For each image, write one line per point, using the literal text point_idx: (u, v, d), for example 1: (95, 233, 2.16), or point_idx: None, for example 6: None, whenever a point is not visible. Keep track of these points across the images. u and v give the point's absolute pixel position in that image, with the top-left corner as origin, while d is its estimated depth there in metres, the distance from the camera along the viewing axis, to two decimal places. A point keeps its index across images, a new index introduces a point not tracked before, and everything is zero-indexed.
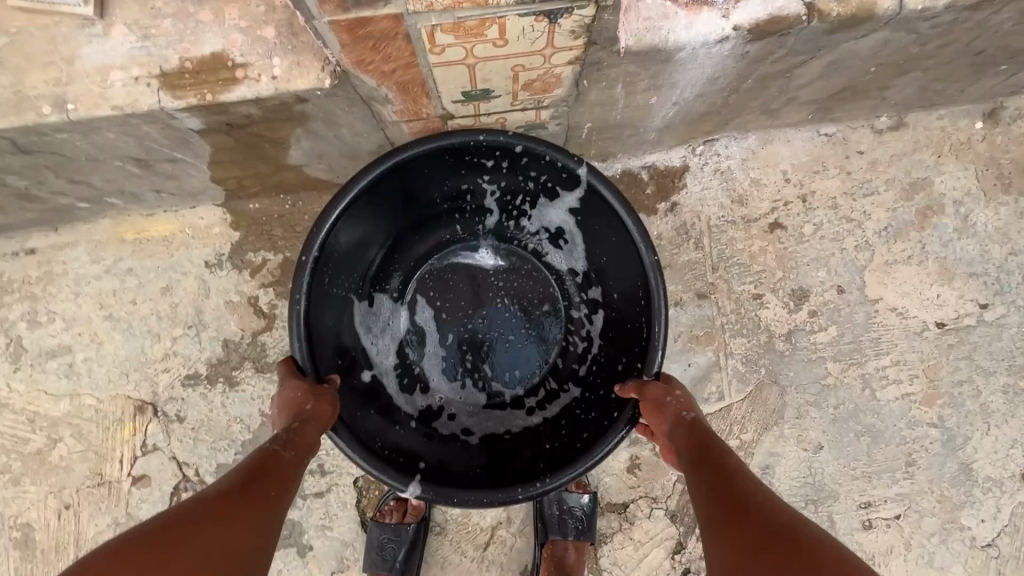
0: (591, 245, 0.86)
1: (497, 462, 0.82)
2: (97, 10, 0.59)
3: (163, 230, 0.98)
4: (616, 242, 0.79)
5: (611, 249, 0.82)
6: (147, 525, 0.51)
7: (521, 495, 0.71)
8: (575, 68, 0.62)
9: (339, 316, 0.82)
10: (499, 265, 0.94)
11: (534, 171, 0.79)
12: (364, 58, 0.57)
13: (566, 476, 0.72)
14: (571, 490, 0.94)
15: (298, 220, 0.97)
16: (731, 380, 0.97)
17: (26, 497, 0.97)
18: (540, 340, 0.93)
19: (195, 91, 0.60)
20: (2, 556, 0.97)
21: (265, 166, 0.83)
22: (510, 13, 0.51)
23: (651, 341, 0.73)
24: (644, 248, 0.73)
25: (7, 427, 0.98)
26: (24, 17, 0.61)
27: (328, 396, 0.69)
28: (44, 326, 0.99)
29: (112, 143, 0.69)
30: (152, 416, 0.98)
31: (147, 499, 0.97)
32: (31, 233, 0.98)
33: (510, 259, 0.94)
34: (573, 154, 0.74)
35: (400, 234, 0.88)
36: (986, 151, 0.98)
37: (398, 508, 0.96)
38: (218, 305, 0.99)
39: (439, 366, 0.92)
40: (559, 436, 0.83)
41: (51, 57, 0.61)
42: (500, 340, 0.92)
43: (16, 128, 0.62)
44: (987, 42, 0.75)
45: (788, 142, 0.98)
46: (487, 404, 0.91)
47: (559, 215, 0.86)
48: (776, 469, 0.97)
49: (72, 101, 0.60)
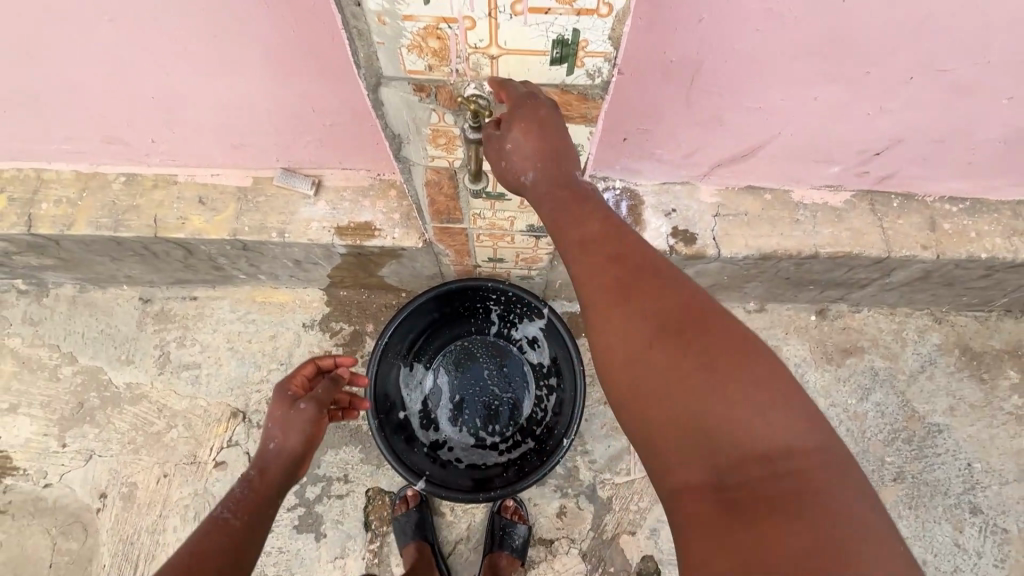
0: (551, 350, 1.37)
1: (474, 481, 1.30)
2: (316, 192, 1.18)
3: (281, 298, 1.51)
4: (564, 352, 1.31)
5: (561, 356, 1.33)
6: (179, 552, 0.84)
7: (482, 498, 1.18)
8: (549, 255, 1.19)
9: (391, 373, 1.33)
10: (496, 354, 1.44)
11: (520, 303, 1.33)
12: (443, 239, 1.14)
13: (510, 491, 1.19)
14: (514, 519, 1.35)
15: (370, 306, 1.51)
16: (636, 461, 1.41)
17: (139, 463, 1.39)
18: (515, 406, 1.41)
19: (352, 236, 1.18)
20: (110, 504, 1.36)
21: (363, 273, 1.38)
22: (517, 233, 1.08)
23: (572, 417, 1.23)
24: (575, 361, 1.26)
25: (142, 411, 1.43)
26: (276, 189, 1.19)
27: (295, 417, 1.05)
28: (187, 347, 1.48)
29: (292, 252, 1.25)
30: (240, 420, 1.42)
31: (221, 479, 1.38)
32: (197, 287, 1.52)
33: (503, 351, 1.44)
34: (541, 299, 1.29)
35: (436, 326, 1.40)
36: (818, 334, 1.50)
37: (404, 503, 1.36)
38: (304, 352, 1.48)
39: (447, 414, 1.41)
40: (515, 472, 1.30)
41: (283, 209, 1.18)
42: (489, 403, 1.41)
43: (255, 240, 1.18)
44: (787, 274, 1.29)
45: None
46: (475, 444, 1.39)
47: (534, 329, 1.38)
48: (661, 531, 1.37)
49: (289, 233, 1.17)
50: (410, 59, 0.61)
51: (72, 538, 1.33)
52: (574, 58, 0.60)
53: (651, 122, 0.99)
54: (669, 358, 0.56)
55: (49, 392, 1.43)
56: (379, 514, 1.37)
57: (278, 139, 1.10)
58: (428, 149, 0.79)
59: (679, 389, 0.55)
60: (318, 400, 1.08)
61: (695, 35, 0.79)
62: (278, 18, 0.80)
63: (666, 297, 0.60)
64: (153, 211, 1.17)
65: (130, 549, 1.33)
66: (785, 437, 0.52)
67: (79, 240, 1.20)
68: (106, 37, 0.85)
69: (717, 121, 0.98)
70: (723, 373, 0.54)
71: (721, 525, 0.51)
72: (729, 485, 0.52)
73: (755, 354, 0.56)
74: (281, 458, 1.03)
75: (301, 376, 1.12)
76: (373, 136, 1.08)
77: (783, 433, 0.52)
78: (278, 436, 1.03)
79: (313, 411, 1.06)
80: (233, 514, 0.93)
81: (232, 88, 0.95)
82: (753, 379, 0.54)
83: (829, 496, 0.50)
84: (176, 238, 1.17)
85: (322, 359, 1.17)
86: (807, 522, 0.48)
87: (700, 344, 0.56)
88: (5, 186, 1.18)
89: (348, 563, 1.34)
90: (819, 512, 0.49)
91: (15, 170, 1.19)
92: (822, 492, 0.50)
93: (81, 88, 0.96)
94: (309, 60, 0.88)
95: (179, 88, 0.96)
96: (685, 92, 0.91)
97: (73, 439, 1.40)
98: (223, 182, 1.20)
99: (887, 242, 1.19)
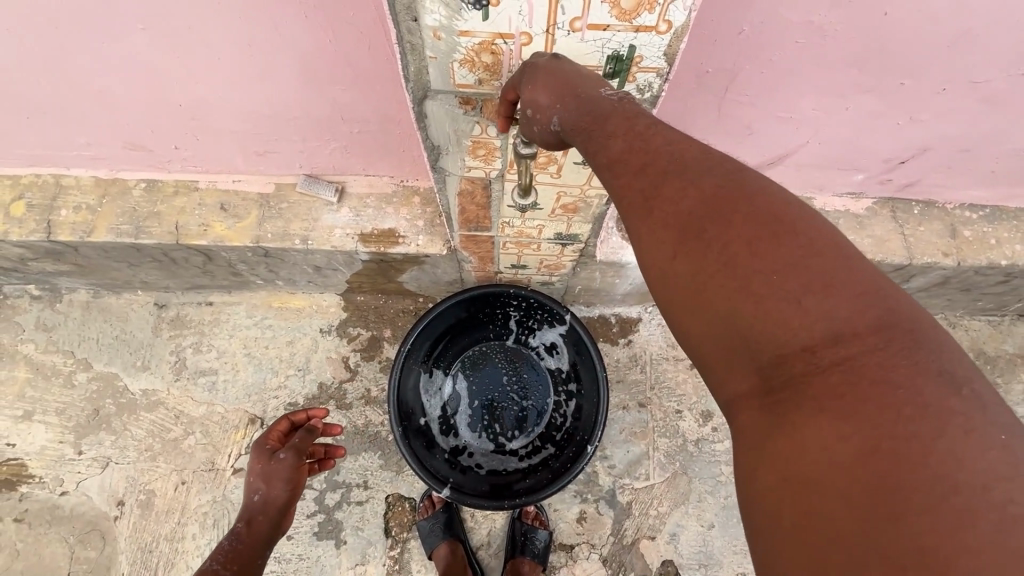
0: (571, 356, 1.37)
1: (495, 487, 1.29)
2: (339, 198, 1.18)
3: (298, 303, 1.50)
4: (586, 358, 1.30)
5: (582, 362, 1.33)
6: None
7: (506, 505, 1.18)
8: (573, 262, 1.19)
9: (411, 379, 1.33)
10: (514, 360, 1.43)
11: (540, 309, 1.33)
12: (468, 246, 1.14)
13: (534, 498, 1.19)
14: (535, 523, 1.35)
15: (387, 311, 1.51)
16: (655, 466, 1.41)
17: (157, 470, 1.38)
18: (534, 411, 1.40)
19: (376, 243, 1.17)
20: (127, 511, 1.35)
21: (383, 279, 1.38)
22: (544, 241, 1.08)
23: (596, 423, 1.23)
24: (598, 367, 1.26)
25: (159, 417, 1.42)
26: (299, 195, 1.19)
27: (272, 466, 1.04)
28: (203, 353, 1.47)
29: (314, 258, 1.24)
30: (258, 427, 1.42)
31: (239, 485, 1.37)
32: (213, 292, 1.51)
33: (521, 356, 1.43)
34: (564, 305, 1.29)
35: (455, 332, 1.39)
36: None
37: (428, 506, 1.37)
38: (321, 358, 1.47)
39: (466, 420, 1.40)
40: (537, 477, 1.29)
41: (306, 215, 1.18)
42: (507, 408, 1.41)
43: (277, 247, 1.17)
44: None
45: None
46: (494, 450, 1.38)
47: (553, 335, 1.38)
48: (681, 536, 1.37)
49: (312, 239, 1.17)
50: (461, 72, 0.61)
51: (90, 546, 1.32)
52: (627, 73, 0.61)
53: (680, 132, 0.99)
54: (692, 254, 0.48)
55: (64, 399, 1.42)
56: (399, 521, 1.37)
57: (303, 146, 1.09)
58: (466, 160, 0.79)
59: (710, 287, 0.46)
60: (298, 448, 1.07)
61: (733, 47, 0.79)
62: (315, 27, 0.79)
63: (685, 179, 0.49)
64: (174, 218, 1.16)
65: (149, 557, 1.32)
66: (843, 317, 0.42)
67: (99, 247, 1.19)
68: (138, 45, 0.84)
69: (747, 131, 0.98)
70: (760, 254, 0.45)
71: (768, 433, 0.44)
72: (776, 388, 0.44)
73: (807, 219, 0.46)
74: (268, 510, 1.03)
75: (278, 431, 1.13)
76: (399, 144, 1.07)
77: (846, 316, 0.42)
78: (261, 489, 1.04)
79: (293, 459, 1.06)
80: (223, 563, 0.95)
81: (262, 96, 0.95)
82: (803, 251, 0.44)
83: (905, 376, 0.40)
84: (198, 245, 1.16)
85: (296, 413, 1.18)
86: (865, 414, 0.39)
87: (733, 223, 0.46)
88: (24, 192, 1.17)
89: (369, 570, 1.33)
90: (853, 387, 0.40)
91: (34, 175, 1.18)
92: (889, 370, 0.40)
93: (107, 96, 0.95)
94: (342, 69, 0.88)
95: (208, 96, 0.95)
96: (718, 102, 0.91)
97: (89, 446, 1.39)
98: (245, 188, 1.19)
99: (909, 249, 1.20)
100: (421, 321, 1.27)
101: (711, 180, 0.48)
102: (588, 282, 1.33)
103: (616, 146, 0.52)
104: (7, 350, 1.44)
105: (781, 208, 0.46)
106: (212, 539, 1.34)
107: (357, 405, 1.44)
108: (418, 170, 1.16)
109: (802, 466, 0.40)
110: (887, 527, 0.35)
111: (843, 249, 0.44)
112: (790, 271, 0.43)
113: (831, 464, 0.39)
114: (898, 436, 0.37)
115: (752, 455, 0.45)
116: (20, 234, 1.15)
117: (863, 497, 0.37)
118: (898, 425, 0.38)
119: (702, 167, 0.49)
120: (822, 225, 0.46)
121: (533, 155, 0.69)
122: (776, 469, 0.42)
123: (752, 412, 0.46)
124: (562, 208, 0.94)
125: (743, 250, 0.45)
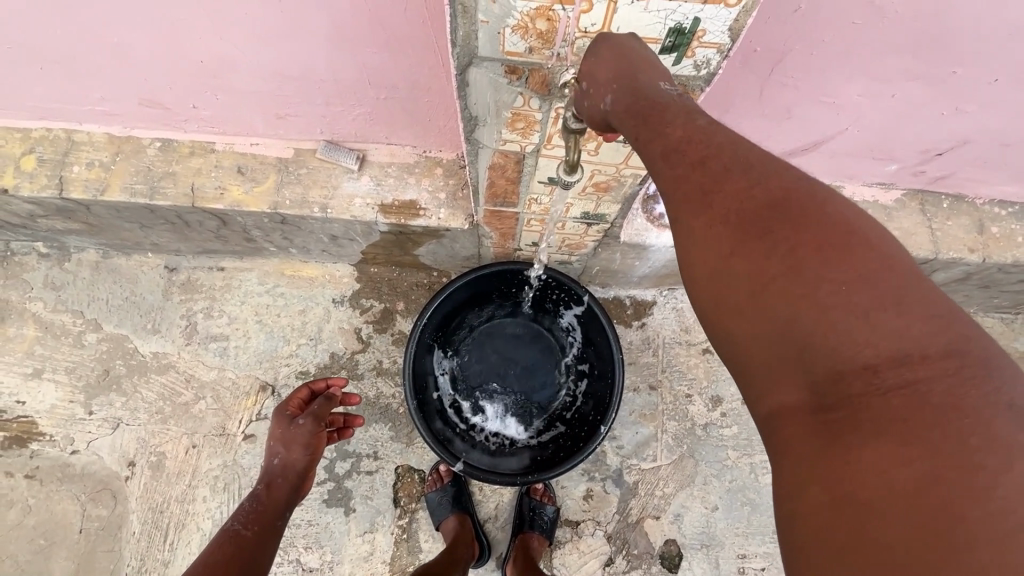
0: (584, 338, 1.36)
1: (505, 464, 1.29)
2: (360, 167, 1.15)
3: (311, 271, 1.48)
4: (602, 340, 1.30)
5: (597, 345, 1.32)
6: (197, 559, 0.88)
7: (520, 481, 1.18)
8: (596, 242, 1.17)
9: (425, 353, 1.32)
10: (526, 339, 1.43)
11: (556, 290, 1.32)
12: (490, 221, 1.11)
13: (548, 475, 1.19)
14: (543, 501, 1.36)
15: (401, 284, 1.49)
16: (663, 448, 1.43)
17: (167, 433, 1.38)
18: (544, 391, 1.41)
19: (396, 215, 1.15)
20: (138, 472, 1.36)
21: (399, 251, 1.36)
22: (569, 220, 1.06)
23: (611, 404, 1.22)
24: (615, 349, 1.25)
25: (170, 380, 1.41)
26: (318, 161, 1.16)
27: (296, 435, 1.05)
28: (214, 318, 1.46)
29: (331, 227, 1.22)
30: (269, 394, 1.42)
31: (250, 451, 1.38)
32: (225, 258, 1.49)
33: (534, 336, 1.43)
34: (582, 286, 1.27)
35: (469, 309, 1.38)
36: None
37: (437, 479, 1.37)
38: (333, 328, 1.46)
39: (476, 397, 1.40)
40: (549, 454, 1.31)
41: (326, 183, 1.15)
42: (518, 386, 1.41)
43: (295, 214, 1.14)
44: None
45: None
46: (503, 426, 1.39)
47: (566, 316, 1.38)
48: (684, 517, 1.40)
49: (331, 208, 1.14)
50: (512, 39, 0.59)
51: (101, 505, 1.33)
52: (686, 47, 0.59)
53: (718, 113, 0.96)
54: (748, 256, 0.49)
55: (74, 358, 1.41)
56: (408, 492, 1.38)
57: (325, 110, 1.05)
58: (503, 133, 0.76)
59: (767, 293, 0.48)
60: (318, 417, 1.07)
61: (786, 26, 0.76)
62: None
63: (753, 186, 0.50)
64: (190, 179, 1.13)
65: (160, 517, 1.34)
66: (913, 338, 0.43)
67: (111, 206, 1.16)
68: None
69: (786, 115, 0.96)
70: (831, 265, 0.46)
71: (819, 450, 0.45)
72: (831, 405, 0.45)
73: (868, 234, 0.47)
74: (287, 474, 1.05)
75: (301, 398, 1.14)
76: (426, 113, 1.04)
77: (910, 335, 0.43)
78: (281, 453, 1.05)
79: (312, 426, 1.06)
80: (242, 527, 0.95)
81: (289, 58, 0.91)
82: (868, 266, 0.45)
83: (970, 404, 0.40)
84: (214, 209, 1.14)
85: (316, 382, 1.18)
86: (927, 442, 0.40)
87: (795, 234, 0.48)
88: (35, 145, 1.13)
89: (377, 537, 1.36)
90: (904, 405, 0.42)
91: (46, 129, 1.14)
92: (944, 392, 0.41)
93: (126, 50, 0.91)
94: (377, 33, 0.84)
95: (230, 55, 0.91)
96: (760, 83, 0.88)
97: (99, 407, 1.39)
98: (263, 152, 1.15)
99: (935, 243, 1.18)
100: (438, 295, 1.26)
101: (782, 191, 0.50)
102: (607, 262, 1.31)
103: (672, 128, 0.52)
104: (16, 308, 1.42)
105: (849, 225, 0.47)
106: (222, 503, 1.35)
107: (368, 376, 1.44)
108: (443, 142, 1.13)
109: (863, 489, 0.41)
110: (944, 556, 0.36)
111: (902, 267, 0.46)
112: (860, 286, 0.45)
113: (885, 489, 0.40)
114: (966, 467, 0.38)
115: (801, 470, 0.46)
116: (31, 189, 1.12)
117: (917, 530, 0.37)
118: (962, 456, 0.39)
119: (770, 177, 0.51)
120: (892, 247, 0.47)
121: (583, 129, 0.66)
122: (829, 487, 0.43)
123: (805, 427, 0.46)
124: (594, 187, 0.91)
125: (812, 259, 0.46)
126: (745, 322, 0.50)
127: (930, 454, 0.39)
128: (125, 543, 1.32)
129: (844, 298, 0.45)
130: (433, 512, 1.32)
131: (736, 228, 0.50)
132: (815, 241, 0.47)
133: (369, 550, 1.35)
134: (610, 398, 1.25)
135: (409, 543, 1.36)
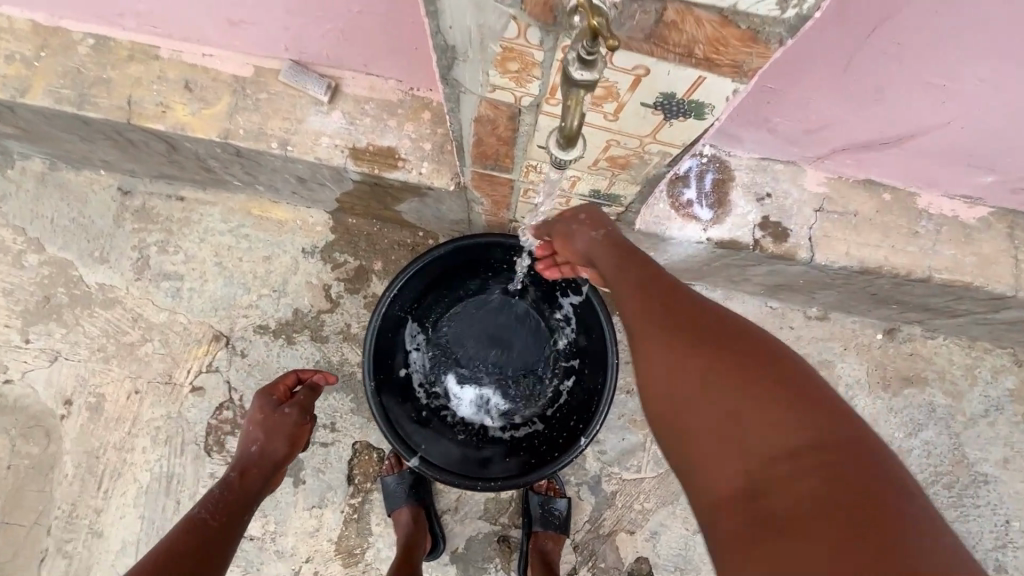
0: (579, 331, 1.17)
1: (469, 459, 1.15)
2: (331, 98, 0.94)
3: (281, 214, 1.31)
4: (599, 338, 1.11)
5: (593, 342, 1.14)
6: (150, 551, 0.72)
7: (480, 485, 1.04)
8: (605, 225, 0.98)
9: (395, 324, 1.15)
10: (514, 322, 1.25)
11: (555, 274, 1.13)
12: (479, 185, 0.92)
13: (512, 483, 1.03)
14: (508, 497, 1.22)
15: (380, 241, 1.31)
16: (649, 459, 1.28)
17: (109, 374, 1.26)
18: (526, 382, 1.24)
19: (369, 164, 0.95)
20: (75, 412, 1.25)
21: (378, 205, 1.17)
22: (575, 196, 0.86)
23: (597, 414, 1.05)
24: (613, 352, 1.06)
25: (115, 317, 1.27)
26: (283, 86, 0.95)
27: (286, 422, 0.94)
28: (169, 254, 1.30)
29: (295, 169, 1.02)
30: (223, 345, 1.28)
31: (197, 404, 1.26)
32: (186, 186, 1.31)
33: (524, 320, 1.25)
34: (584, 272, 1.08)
35: (453, 280, 1.20)
36: (879, 356, 1.33)
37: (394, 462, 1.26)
38: (300, 281, 1.30)
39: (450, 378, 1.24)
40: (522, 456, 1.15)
41: (289, 114, 0.95)
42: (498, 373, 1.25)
43: (250, 148, 0.95)
44: (881, 290, 1.08)
45: (742, 304, 1.33)
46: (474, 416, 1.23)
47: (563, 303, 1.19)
48: (661, 536, 1.27)
49: (292, 146, 0.94)
50: None
51: (34, 442, 1.23)
52: None
53: (786, 82, 0.74)
54: (694, 357, 0.58)
55: (12, 280, 1.27)
56: (364, 470, 1.26)
57: (288, 20, 0.84)
58: (490, 76, 0.56)
59: (728, 392, 0.55)
60: (305, 408, 0.97)
61: None
62: None
63: (691, 299, 0.65)
64: (127, 90, 0.94)
65: (95, 463, 1.24)
66: (816, 434, 0.51)
67: (37, 112, 0.98)
68: None
69: (875, 96, 0.74)
70: (755, 370, 0.56)
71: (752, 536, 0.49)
72: (755, 492, 0.51)
73: (783, 351, 0.58)
74: (264, 463, 0.92)
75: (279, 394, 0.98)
76: (412, 38, 0.82)
77: (820, 430, 0.52)
78: (258, 441, 0.92)
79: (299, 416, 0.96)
80: (208, 518, 0.81)
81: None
82: (785, 376, 0.55)
83: (884, 497, 0.47)
84: (154, 130, 0.95)
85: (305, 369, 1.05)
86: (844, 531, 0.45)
87: (754, 359, 0.57)
88: None
89: (325, 513, 1.25)
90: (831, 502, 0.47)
91: None
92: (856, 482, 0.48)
93: None
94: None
95: None
96: (853, 49, 0.66)
97: (37, 336, 1.26)
98: (216, 65, 0.95)
99: (1018, 277, 0.97)
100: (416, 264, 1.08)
101: (713, 311, 0.63)
102: None
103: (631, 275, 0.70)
104: None
105: (764, 342, 0.59)
106: (163, 456, 1.25)
107: (333, 340, 1.29)
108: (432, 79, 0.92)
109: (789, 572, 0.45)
110: None
111: (815, 381, 0.56)
112: (777, 385, 0.54)
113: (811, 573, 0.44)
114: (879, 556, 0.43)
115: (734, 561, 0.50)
116: None
117: None
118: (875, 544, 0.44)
119: (704, 301, 0.65)
120: (803, 366, 0.57)
121: (591, 83, 0.45)
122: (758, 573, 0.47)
123: (737, 523, 0.51)
124: (608, 162, 0.71)
125: (736, 362, 0.56)
126: (697, 422, 0.57)
127: (850, 537, 0.45)
128: (57, 485, 1.23)
129: (800, 412, 0.52)
130: (387, 500, 1.21)
131: (685, 334, 0.60)
132: (732, 347, 0.58)
133: (315, 526, 1.25)
134: (597, 405, 1.08)
135: (359, 524, 1.25)
